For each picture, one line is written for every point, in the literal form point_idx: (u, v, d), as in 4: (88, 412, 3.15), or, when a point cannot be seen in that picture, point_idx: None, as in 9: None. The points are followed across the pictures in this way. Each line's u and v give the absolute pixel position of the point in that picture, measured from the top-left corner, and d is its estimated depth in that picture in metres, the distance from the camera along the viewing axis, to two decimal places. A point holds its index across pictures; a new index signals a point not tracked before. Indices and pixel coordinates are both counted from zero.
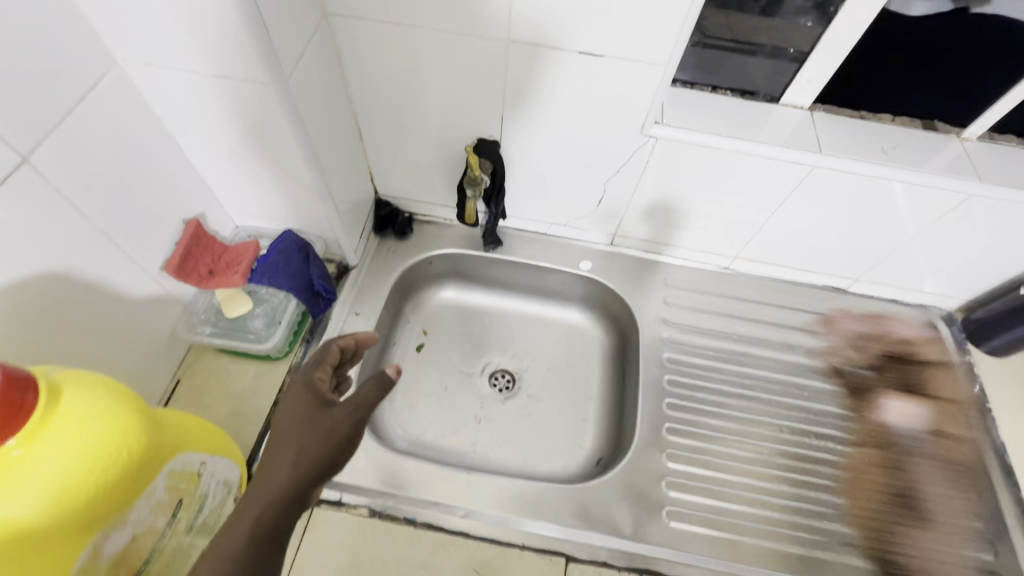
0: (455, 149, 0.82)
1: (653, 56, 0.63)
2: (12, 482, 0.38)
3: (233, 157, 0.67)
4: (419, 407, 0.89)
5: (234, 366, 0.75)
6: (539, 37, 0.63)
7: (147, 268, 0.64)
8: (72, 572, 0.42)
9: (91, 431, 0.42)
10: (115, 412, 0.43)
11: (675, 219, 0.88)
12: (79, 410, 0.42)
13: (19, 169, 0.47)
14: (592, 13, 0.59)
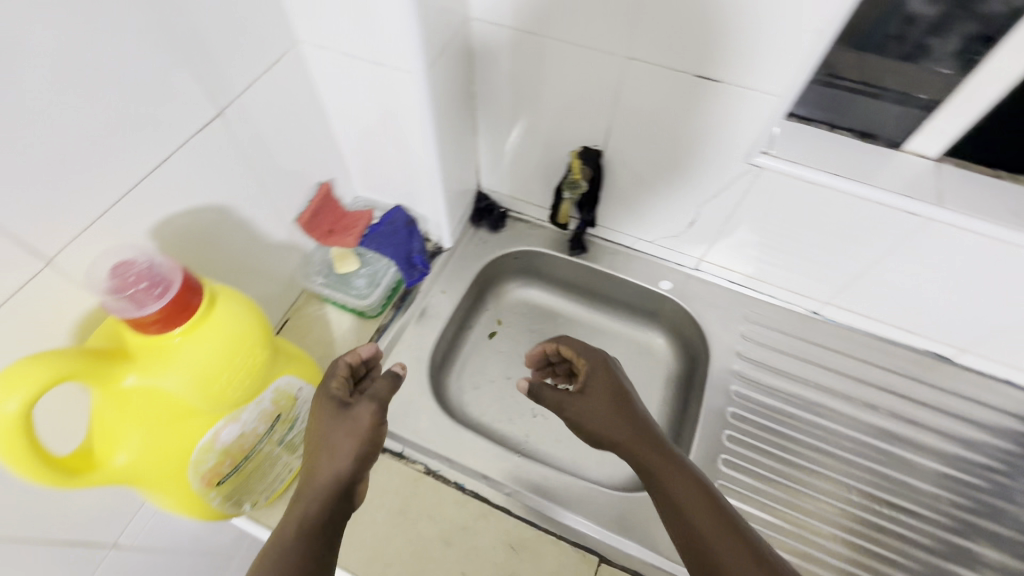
0: (559, 154, 0.86)
1: (770, 86, 0.63)
2: (171, 364, 0.47)
3: (368, 134, 0.77)
4: (482, 389, 0.95)
5: (333, 316, 0.85)
6: (659, 58, 0.66)
7: (284, 218, 0.75)
8: (196, 448, 0.51)
9: (231, 338, 0.50)
10: (249, 328, 0.51)
11: (768, 253, 0.86)
12: (226, 319, 0.50)
13: (215, 120, 0.58)
14: (716, 39, 0.62)
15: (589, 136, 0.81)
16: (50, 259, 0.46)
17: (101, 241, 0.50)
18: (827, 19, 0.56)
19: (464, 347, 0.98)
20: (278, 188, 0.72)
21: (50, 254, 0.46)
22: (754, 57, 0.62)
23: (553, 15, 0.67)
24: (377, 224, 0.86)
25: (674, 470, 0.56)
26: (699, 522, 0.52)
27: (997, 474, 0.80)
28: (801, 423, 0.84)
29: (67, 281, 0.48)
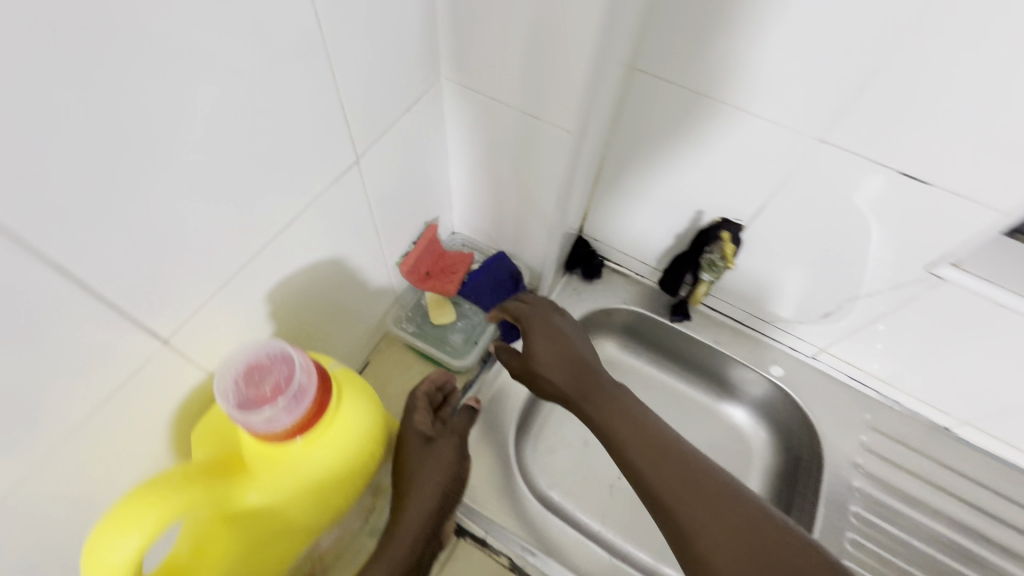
0: (689, 220, 0.77)
1: (994, 200, 0.53)
2: (290, 472, 0.43)
3: (491, 179, 0.68)
4: (557, 455, 0.89)
5: (418, 366, 0.77)
6: (859, 147, 0.56)
7: (387, 262, 0.68)
8: (295, 546, 0.49)
9: (352, 440, 0.46)
10: (369, 424, 0.48)
11: (911, 360, 0.76)
12: (349, 417, 0.46)
13: (350, 169, 0.51)
14: (945, 139, 0.51)
15: (733, 209, 0.71)
16: (166, 340, 0.42)
17: (217, 314, 0.45)
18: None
19: (543, 405, 0.91)
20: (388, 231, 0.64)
21: (166, 335, 0.41)
22: (983, 165, 0.51)
23: (736, 79, 0.57)
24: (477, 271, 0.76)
25: (655, 459, 0.55)
26: (693, 517, 0.50)
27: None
28: (924, 560, 0.74)
29: (180, 358, 0.44)
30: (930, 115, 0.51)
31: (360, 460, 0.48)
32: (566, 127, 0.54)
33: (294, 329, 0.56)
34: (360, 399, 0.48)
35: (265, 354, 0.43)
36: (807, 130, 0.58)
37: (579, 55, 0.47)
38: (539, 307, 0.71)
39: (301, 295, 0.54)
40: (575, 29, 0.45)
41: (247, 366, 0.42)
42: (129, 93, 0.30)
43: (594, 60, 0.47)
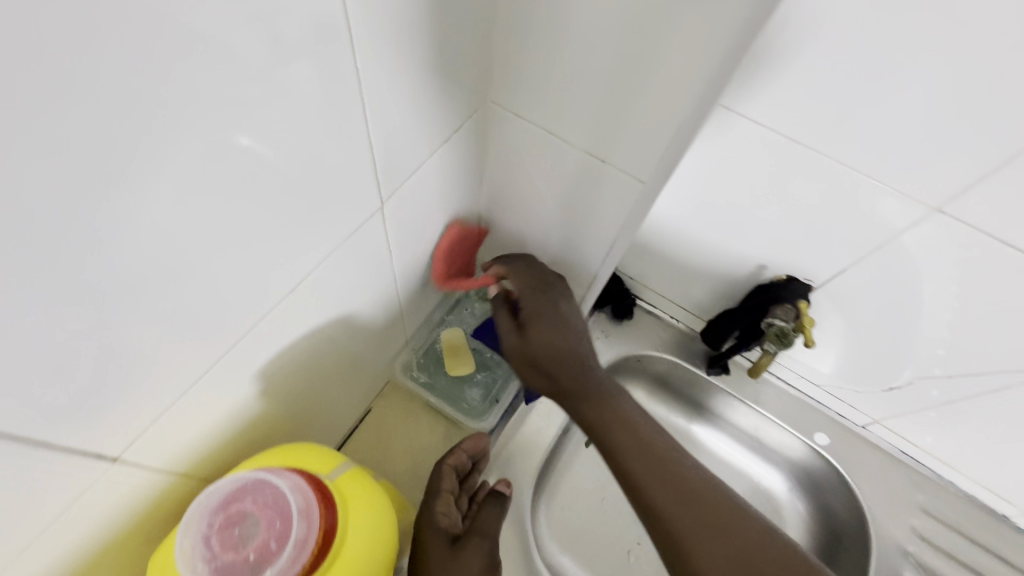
0: (746, 271, 0.67)
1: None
2: None
3: (529, 219, 0.59)
4: (573, 513, 0.80)
5: (426, 418, 0.68)
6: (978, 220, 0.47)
7: (402, 305, 0.58)
8: None
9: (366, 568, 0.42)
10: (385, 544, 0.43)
11: (979, 443, 0.68)
12: (362, 543, 0.41)
13: (375, 213, 0.42)
14: None
15: (804, 267, 0.62)
16: (116, 458, 0.33)
17: (192, 407, 0.36)
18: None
19: (560, 456, 0.82)
20: (404, 272, 0.54)
21: (116, 454, 0.33)
22: None
23: (840, 129, 0.48)
24: None
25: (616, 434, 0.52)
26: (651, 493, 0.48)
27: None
28: None
29: (133, 469, 0.35)
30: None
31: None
32: (641, 177, 0.44)
33: (286, 395, 0.46)
34: (365, 512, 0.43)
35: (247, 500, 0.40)
36: (921, 195, 0.49)
37: (679, 96, 0.37)
38: (523, 288, 0.55)
39: (298, 359, 0.44)
40: (680, 66, 0.36)
41: (229, 512, 0.39)
42: (69, 140, 0.21)
43: (697, 105, 0.37)
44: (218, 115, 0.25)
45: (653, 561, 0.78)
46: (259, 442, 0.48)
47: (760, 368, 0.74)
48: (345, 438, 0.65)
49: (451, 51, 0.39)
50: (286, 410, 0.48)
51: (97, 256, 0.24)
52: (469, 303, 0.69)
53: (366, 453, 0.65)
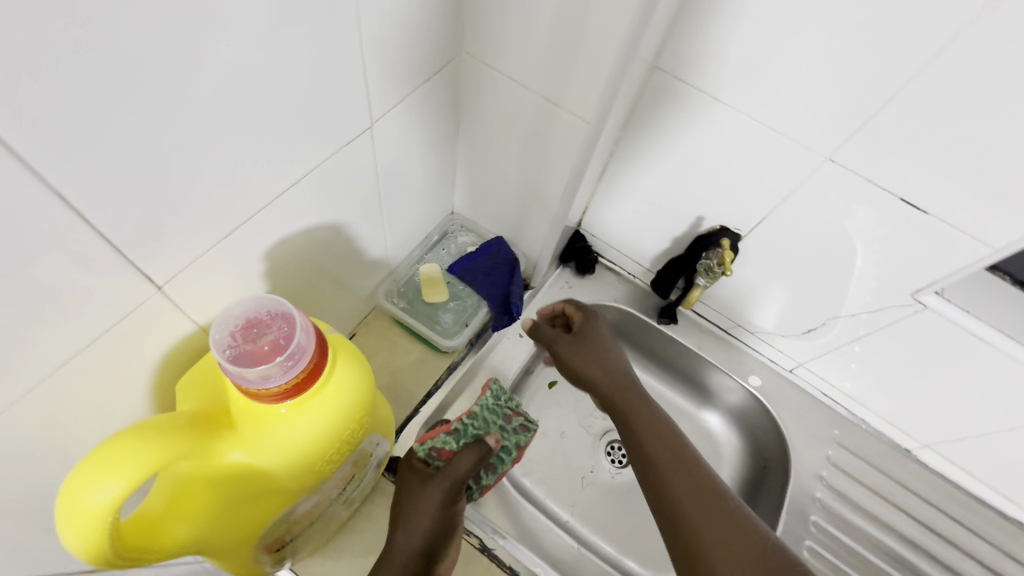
0: (688, 224, 0.77)
1: (988, 236, 0.55)
2: (272, 433, 0.44)
3: (499, 163, 0.68)
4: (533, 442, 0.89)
5: (404, 342, 0.77)
6: (862, 168, 0.57)
7: (385, 234, 0.67)
8: (280, 512, 0.50)
9: (347, 401, 0.48)
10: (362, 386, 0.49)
11: (883, 381, 0.79)
12: (342, 382, 0.47)
13: (363, 134, 0.51)
14: (944, 169, 0.53)
15: (734, 218, 0.72)
16: (159, 288, 0.41)
17: (210, 269, 0.44)
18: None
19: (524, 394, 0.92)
20: (387, 204, 0.63)
21: (160, 283, 0.40)
22: (977, 198, 0.53)
23: (753, 89, 0.58)
24: (474, 254, 0.78)
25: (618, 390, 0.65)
26: (643, 435, 0.60)
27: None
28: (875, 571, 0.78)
29: (172, 308, 0.43)
30: (934, 145, 0.52)
31: (348, 418, 0.49)
32: (585, 116, 0.54)
33: (286, 292, 0.55)
34: (350, 361, 0.49)
35: (265, 310, 0.44)
36: (819, 149, 0.59)
37: (609, 48, 0.47)
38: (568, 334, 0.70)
39: (296, 257, 0.53)
40: (606, 21, 0.45)
41: (250, 320, 0.44)
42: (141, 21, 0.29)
43: (622, 55, 0.47)
44: (241, 26, 0.34)
45: (603, 486, 0.88)
46: None
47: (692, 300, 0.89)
48: None
49: (428, 4, 0.48)
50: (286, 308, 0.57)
51: (157, 130, 0.33)
52: (449, 240, 0.81)
53: None
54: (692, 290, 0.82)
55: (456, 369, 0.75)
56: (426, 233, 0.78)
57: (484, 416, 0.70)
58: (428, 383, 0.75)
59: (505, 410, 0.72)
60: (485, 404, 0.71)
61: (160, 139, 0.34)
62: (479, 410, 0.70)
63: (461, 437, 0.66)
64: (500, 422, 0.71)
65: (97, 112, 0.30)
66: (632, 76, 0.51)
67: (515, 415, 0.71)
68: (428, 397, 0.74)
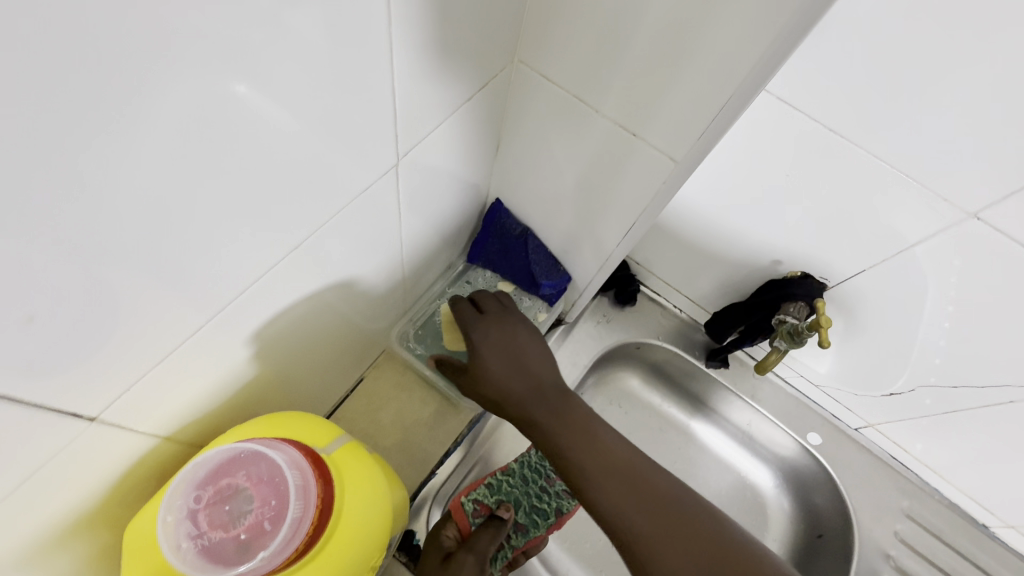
0: (758, 267, 0.66)
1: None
2: None
3: (545, 193, 0.56)
4: None
5: (420, 391, 0.66)
6: (1010, 230, 0.46)
7: (402, 275, 0.56)
8: None
9: (363, 541, 0.42)
10: (380, 514, 0.43)
11: (970, 453, 0.69)
12: (357, 515, 0.42)
13: (388, 172, 0.39)
14: None
15: (821, 265, 0.60)
16: (94, 418, 0.30)
17: (174, 372, 0.34)
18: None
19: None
20: (408, 241, 0.51)
21: (95, 413, 0.30)
22: None
23: (883, 123, 0.45)
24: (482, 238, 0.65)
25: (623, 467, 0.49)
26: (649, 531, 0.46)
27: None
28: None
29: (121, 428, 0.33)
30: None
31: (366, 561, 0.43)
32: (672, 157, 0.42)
33: (282, 360, 0.44)
34: (368, 490, 0.43)
35: (242, 472, 0.39)
36: (961, 202, 0.47)
37: (723, 78, 0.34)
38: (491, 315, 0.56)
39: (298, 321, 0.42)
40: (725, 43, 0.33)
41: (220, 486, 0.38)
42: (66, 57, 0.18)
43: (742, 88, 0.34)
44: (231, 50, 0.23)
45: None
46: (251, 409, 0.45)
47: (767, 364, 0.71)
48: (336, 406, 0.63)
49: (484, 5, 0.36)
50: (280, 375, 0.46)
51: (105, 198, 0.22)
52: (475, 273, 0.67)
53: (356, 424, 0.63)
54: (759, 338, 0.70)
55: (481, 424, 0.67)
56: (447, 264, 0.66)
57: (522, 475, 0.66)
58: (445, 441, 0.65)
59: (546, 470, 0.67)
60: (525, 461, 0.67)
61: (109, 211, 0.23)
62: (518, 466, 0.66)
63: (492, 497, 0.63)
64: (541, 484, 0.66)
65: (3, 183, 0.19)
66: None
67: (558, 478, 0.67)
68: (448, 457, 0.64)
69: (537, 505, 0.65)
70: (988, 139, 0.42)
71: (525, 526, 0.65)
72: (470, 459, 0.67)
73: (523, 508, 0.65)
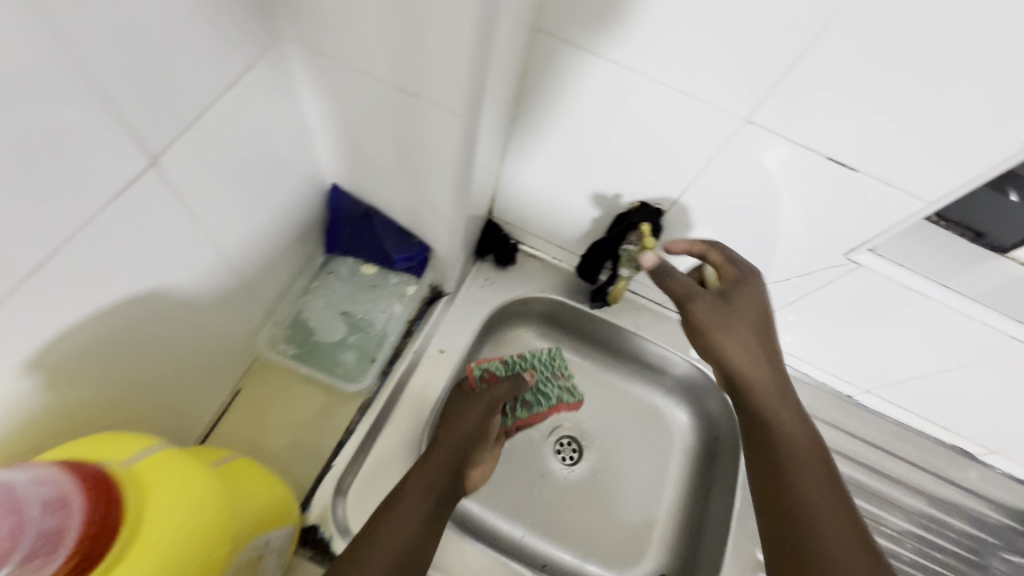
0: (605, 205, 0.69)
1: (922, 191, 0.50)
2: None
3: (370, 169, 0.55)
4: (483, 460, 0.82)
5: (302, 390, 0.65)
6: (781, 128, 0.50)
7: (238, 277, 0.54)
8: None
9: (174, 549, 0.39)
10: (196, 516, 0.41)
11: (822, 338, 0.76)
12: (163, 523, 0.39)
13: (144, 175, 0.37)
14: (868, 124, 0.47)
15: (652, 193, 0.64)
16: None
17: None
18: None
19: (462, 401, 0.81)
20: (231, 241, 0.50)
21: None
22: (915, 152, 0.47)
23: (651, 46, 0.48)
24: (333, 227, 0.64)
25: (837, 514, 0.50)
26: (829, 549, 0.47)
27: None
28: None
29: None
30: (860, 102, 0.45)
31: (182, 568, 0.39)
32: (453, 108, 0.42)
33: (94, 382, 0.42)
34: (177, 493, 0.40)
35: None
36: (733, 111, 0.51)
37: (453, 29, 0.36)
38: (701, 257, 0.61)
39: (89, 342, 0.40)
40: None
41: None
42: None
43: (474, 35, 0.36)
44: None
45: (554, 490, 0.82)
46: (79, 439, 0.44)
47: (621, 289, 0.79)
48: (213, 422, 0.62)
49: None
50: (104, 396, 0.44)
51: None
52: (339, 262, 0.67)
53: (239, 436, 0.62)
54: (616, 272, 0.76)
55: (368, 415, 0.67)
56: (305, 259, 0.65)
57: (539, 358, 0.76)
58: (336, 434, 0.65)
59: (555, 368, 0.76)
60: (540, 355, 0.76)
61: None
62: (538, 356, 0.76)
63: (506, 367, 0.72)
64: (548, 374, 0.75)
65: None
66: (497, 58, 0.40)
67: (564, 375, 0.76)
68: (341, 447, 0.64)
69: (543, 389, 0.74)
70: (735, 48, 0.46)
71: (530, 403, 0.75)
72: (355, 463, 0.64)
73: (540, 377, 0.75)
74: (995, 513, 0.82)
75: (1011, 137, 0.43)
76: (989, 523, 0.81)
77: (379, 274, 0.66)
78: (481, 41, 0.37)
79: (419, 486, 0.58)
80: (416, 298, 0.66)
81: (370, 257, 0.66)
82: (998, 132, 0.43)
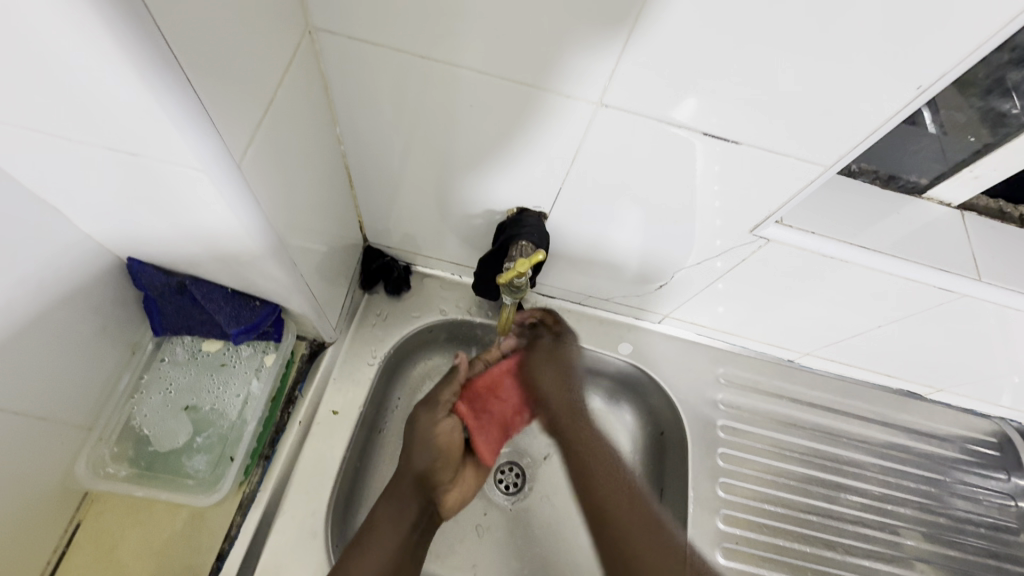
0: (483, 216, 0.60)
1: (816, 155, 0.44)
2: None
3: (157, 241, 0.45)
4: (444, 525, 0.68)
5: (161, 507, 0.55)
6: (630, 104, 0.43)
7: (12, 401, 0.44)
8: None
9: None
10: None
11: (750, 314, 0.70)
12: None
13: None
14: (717, 89, 0.41)
15: (529, 199, 0.56)
16: None
17: None
18: (944, 75, 0.36)
19: (380, 464, 0.67)
20: None
21: None
22: (794, 116, 0.41)
23: (449, 29, 0.40)
24: (154, 306, 0.54)
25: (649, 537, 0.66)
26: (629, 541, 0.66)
27: (982, 527, 0.77)
28: (793, 508, 0.74)
29: None
30: (719, 71, 0.39)
31: None
32: (192, 165, 0.33)
33: None
34: None
35: None
36: (586, 97, 0.43)
37: (119, 68, 0.27)
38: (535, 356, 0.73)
39: None
40: (80, 33, 0.25)
41: None
42: None
43: (157, 76, 0.28)
44: None
45: (501, 528, 0.69)
46: None
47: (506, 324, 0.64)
48: None
49: None
50: None
51: None
52: (172, 346, 0.58)
53: None
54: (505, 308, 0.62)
55: (254, 509, 0.56)
56: (129, 350, 0.55)
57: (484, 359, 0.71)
58: (211, 549, 0.55)
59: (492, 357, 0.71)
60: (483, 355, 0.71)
61: None
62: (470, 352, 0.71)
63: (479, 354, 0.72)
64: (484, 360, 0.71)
65: None
66: (218, 90, 0.32)
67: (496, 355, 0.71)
68: (222, 561, 0.54)
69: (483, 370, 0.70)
70: (534, 23, 0.38)
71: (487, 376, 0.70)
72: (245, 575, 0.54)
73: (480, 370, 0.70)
74: (949, 450, 0.80)
75: (909, 80, 0.37)
76: (946, 463, 0.79)
77: (225, 350, 0.59)
78: (178, 75, 0.28)
79: (391, 517, 0.60)
80: (275, 368, 0.60)
81: (208, 329, 0.55)
82: (878, 82, 0.38)
